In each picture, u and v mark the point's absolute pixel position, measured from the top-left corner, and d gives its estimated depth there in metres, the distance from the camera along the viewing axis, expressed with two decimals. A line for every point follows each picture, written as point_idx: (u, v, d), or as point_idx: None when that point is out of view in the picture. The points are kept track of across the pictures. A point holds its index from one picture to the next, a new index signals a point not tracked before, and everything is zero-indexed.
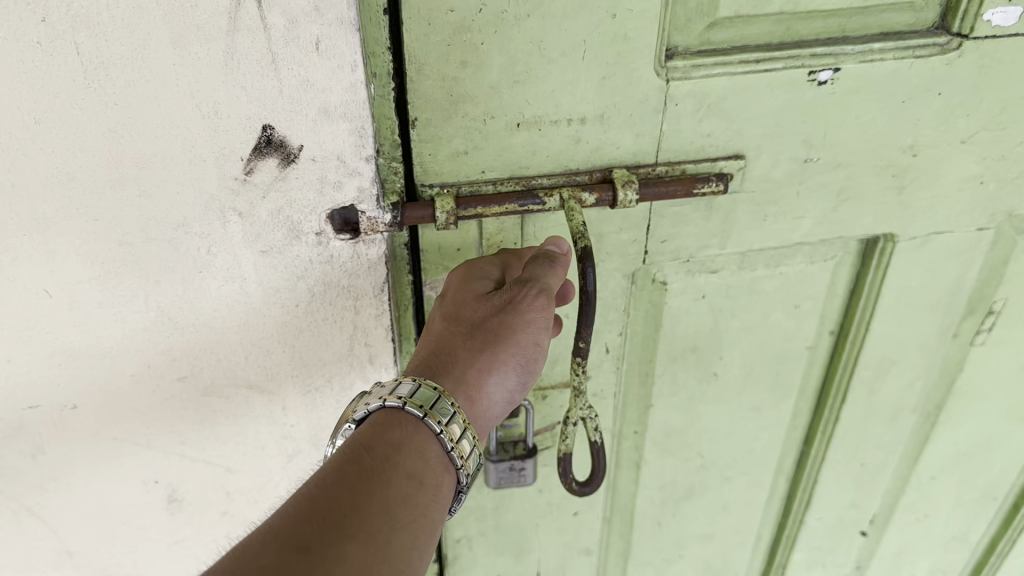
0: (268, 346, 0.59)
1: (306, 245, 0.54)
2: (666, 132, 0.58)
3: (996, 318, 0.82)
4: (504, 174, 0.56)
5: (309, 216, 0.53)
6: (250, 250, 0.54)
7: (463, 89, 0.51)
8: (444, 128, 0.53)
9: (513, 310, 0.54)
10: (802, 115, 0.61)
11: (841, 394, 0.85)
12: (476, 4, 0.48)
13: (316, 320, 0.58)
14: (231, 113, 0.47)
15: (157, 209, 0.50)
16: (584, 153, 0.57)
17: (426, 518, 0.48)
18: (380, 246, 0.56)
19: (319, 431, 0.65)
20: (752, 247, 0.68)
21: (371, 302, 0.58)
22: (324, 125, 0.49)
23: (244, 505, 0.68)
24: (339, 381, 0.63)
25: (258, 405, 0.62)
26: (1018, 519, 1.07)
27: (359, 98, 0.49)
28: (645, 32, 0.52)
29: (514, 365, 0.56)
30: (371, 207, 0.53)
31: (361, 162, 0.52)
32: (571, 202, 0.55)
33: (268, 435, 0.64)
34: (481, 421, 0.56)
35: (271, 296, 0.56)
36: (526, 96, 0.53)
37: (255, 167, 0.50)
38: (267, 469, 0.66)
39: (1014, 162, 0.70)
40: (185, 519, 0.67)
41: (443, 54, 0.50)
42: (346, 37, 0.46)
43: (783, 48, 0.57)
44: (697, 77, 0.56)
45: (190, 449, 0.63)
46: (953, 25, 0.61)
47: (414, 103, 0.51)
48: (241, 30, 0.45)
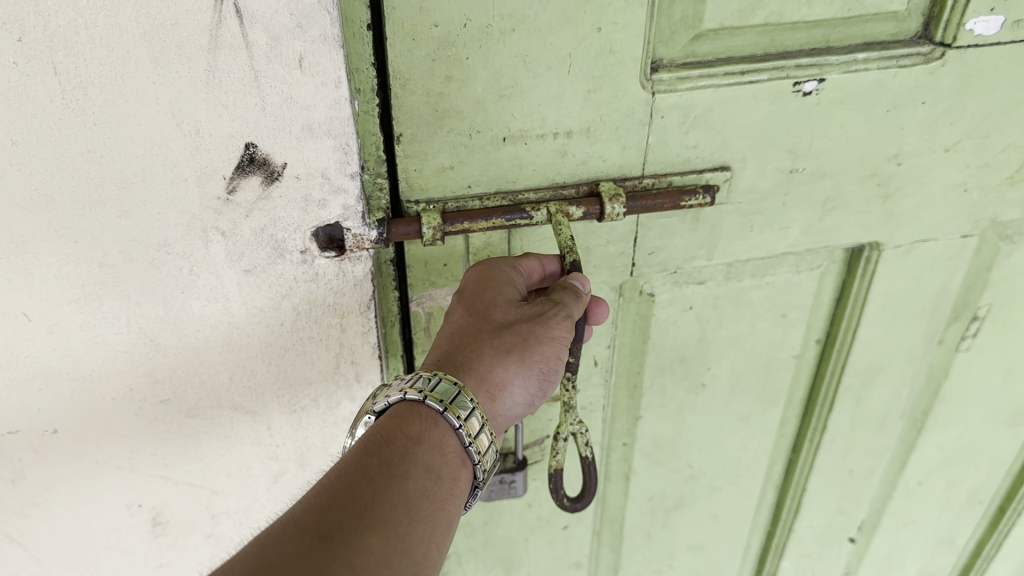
0: (253, 366, 0.58)
1: (291, 263, 0.54)
2: (652, 145, 0.57)
3: (981, 324, 0.83)
4: (490, 188, 0.55)
5: (294, 234, 0.52)
6: (233, 269, 0.53)
7: (449, 105, 0.50)
8: (429, 143, 0.52)
9: (541, 321, 0.53)
10: (787, 126, 0.61)
11: (829, 401, 0.85)
12: (462, 19, 0.47)
13: (301, 338, 0.58)
14: (213, 131, 0.47)
15: (138, 230, 0.49)
16: (570, 166, 0.56)
17: (443, 511, 0.47)
18: (366, 263, 0.55)
19: (306, 451, 0.65)
20: (739, 257, 0.68)
21: (357, 319, 0.58)
22: (308, 142, 0.49)
23: (230, 526, 0.67)
24: (326, 400, 0.62)
25: (242, 426, 0.62)
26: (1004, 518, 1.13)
27: (344, 115, 0.48)
28: (631, 46, 0.51)
29: (538, 374, 0.54)
30: (356, 224, 0.53)
31: (346, 179, 0.51)
32: (559, 216, 0.54)
33: (253, 456, 0.64)
34: (497, 421, 0.55)
35: (255, 315, 0.56)
36: (513, 111, 0.52)
37: (237, 186, 0.49)
38: (253, 491, 0.65)
39: (997, 169, 0.72)
40: (170, 541, 0.66)
41: (427, 69, 0.48)
42: (329, 53, 0.46)
43: (767, 59, 0.57)
44: (682, 90, 0.56)
45: (175, 471, 0.62)
46: (936, 34, 0.62)
47: (397, 118, 0.50)
48: (222, 48, 0.44)
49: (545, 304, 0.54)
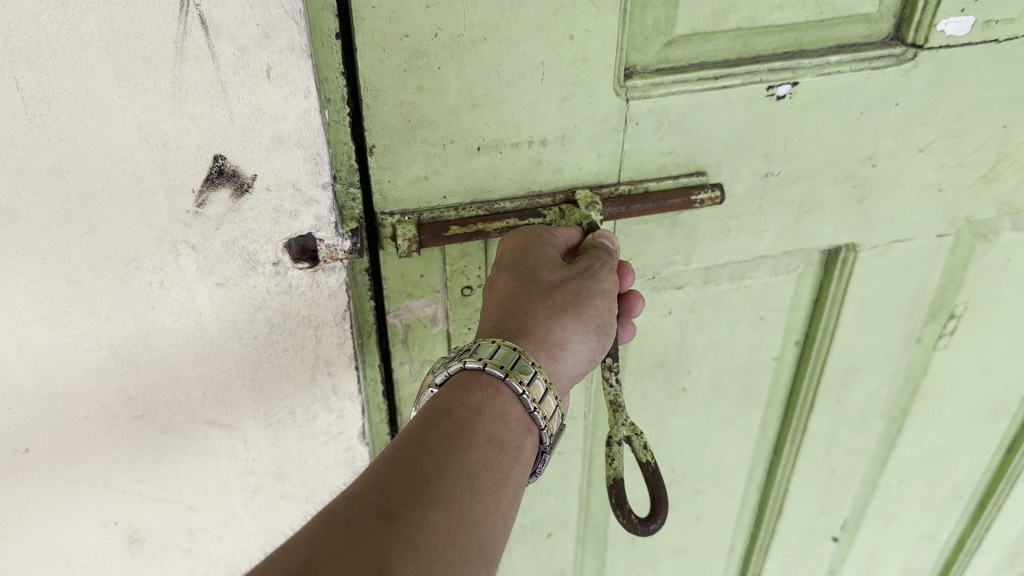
0: (227, 380, 0.58)
1: (263, 275, 0.54)
2: (627, 151, 0.56)
3: (957, 322, 0.87)
4: (466, 198, 0.53)
5: (266, 246, 0.53)
6: (205, 282, 0.53)
7: (422, 114, 0.48)
8: (402, 154, 0.49)
9: (591, 276, 0.50)
10: (761, 131, 0.61)
11: (809, 403, 0.85)
12: (433, 28, 0.46)
13: (275, 351, 0.58)
14: (181, 144, 0.46)
15: (107, 246, 0.49)
16: (546, 175, 0.55)
17: (508, 482, 0.44)
18: (340, 274, 0.56)
19: (283, 463, 0.65)
20: (716, 261, 0.67)
21: (332, 329, 0.58)
22: (277, 153, 0.49)
23: (208, 541, 0.67)
24: (302, 412, 0.62)
25: (218, 440, 0.61)
26: (985, 515, 1.24)
27: (313, 125, 0.49)
28: (604, 52, 0.51)
29: (596, 329, 0.51)
30: (329, 234, 0.53)
31: (318, 190, 0.51)
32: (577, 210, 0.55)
33: (229, 470, 0.63)
34: (560, 383, 0.50)
35: (228, 329, 0.55)
36: (487, 120, 0.50)
37: (206, 199, 0.49)
38: (231, 505, 0.65)
39: (969, 169, 0.74)
40: (147, 558, 0.66)
41: (399, 80, 0.47)
42: (297, 63, 0.46)
43: (740, 64, 0.58)
44: (656, 96, 0.55)
45: (151, 488, 0.62)
46: (907, 35, 0.64)
47: (369, 129, 0.48)
48: (189, 60, 0.44)
49: (590, 258, 0.50)
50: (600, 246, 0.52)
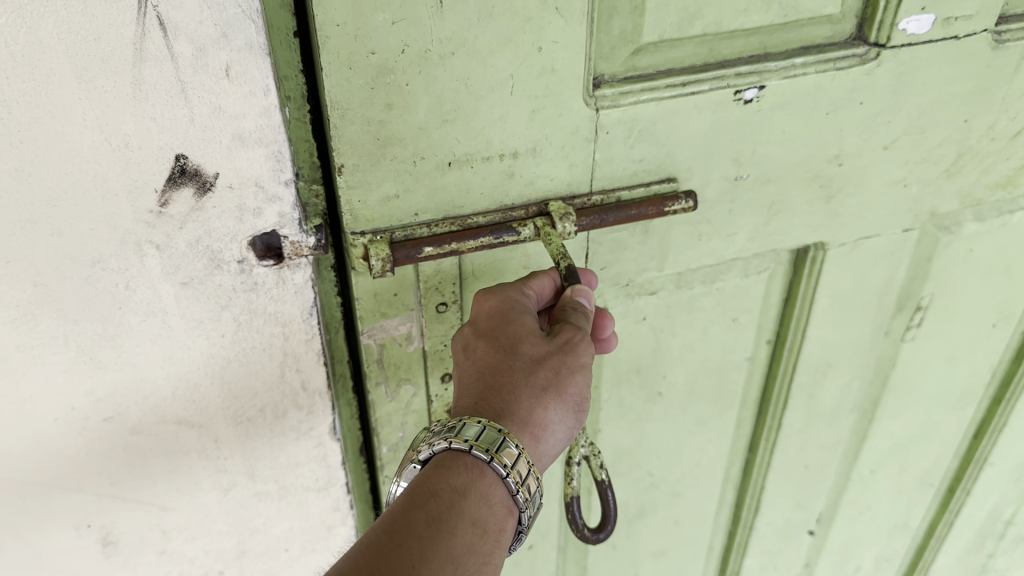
0: (196, 380, 0.57)
1: (228, 274, 0.53)
2: (598, 161, 0.56)
3: (923, 314, 0.90)
4: (438, 215, 0.52)
5: (230, 244, 0.52)
6: (170, 282, 0.52)
7: (391, 132, 0.47)
8: (372, 173, 0.48)
9: (572, 351, 0.50)
10: (730, 135, 0.61)
11: (782, 400, 0.85)
12: (399, 44, 0.45)
13: (243, 349, 0.57)
14: (143, 144, 0.46)
15: (71, 247, 0.48)
16: (518, 187, 0.54)
17: (490, 565, 0.45)
18: (305, 270, 0.55)
19: (255, 463, 0.64)
20: (688, 266, 0.67)
21: (299, 326, 0.58)
22: (239, 151, 0.49)
23: (183, 542, 0.65)
24: (272, 409, 0.61)
25: (189, 440, 0.60)
26: (953, 501, 1.26)
27: (274, 122, 0.49)
28: (573, 63, 0.51)
29: (575, 404, 0.52)
30: (293, 231, 0.53)
31: (280, 187, 0.51)
32: (547, 230, 0.53)
33: (201, 471, 0.62)
34: (541, 462, 0.51)
35: (195, 328, 0.55)
36: (457, 135, 0.50)
37: (169, 198, 0.49)
38: (205, 504, 0.64)
39: (932, 165, 0.76)
40: (121, 561, 0.64)
41: (366, 98, 0.46)
42: (256, 62, 0.46)
43: (706, 69, 0.58)
44: (625, 105, 0.55)
45: (123, 490, 0.60)
46: (870, 35, 0.64)
47: (337, 149, 0.47)
48: (148, 60, 0.43)
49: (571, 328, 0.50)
50: (576, 304, 0.51)
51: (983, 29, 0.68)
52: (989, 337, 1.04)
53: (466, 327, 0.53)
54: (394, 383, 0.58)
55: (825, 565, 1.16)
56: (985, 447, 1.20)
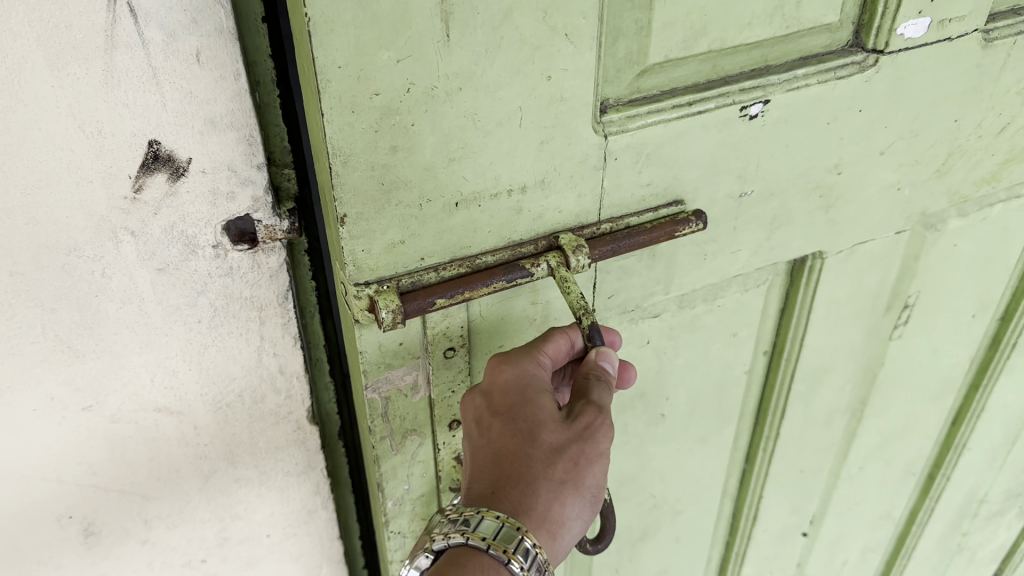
0: (174, 364, 0.60)
1: (203, 258, 0.55)
2: (607, 189, 0.53)
3: (910, 311, 0.89)
4: (445, 257, 0.48)
5: (204, 229, 0.54)
6: (146, 269, 0.54)
7: (396, 176, 0.44)
8: (377, 220, 0.45)
9: (590, 439, 0.48)
10: (736, 153, 0.58)
11: (780, 411, 0.83)
12: (404, 83, 0.41)
13: (220, 333, 0.60)
14: (116, 131, 0.48)
15: (48, 234, 0.51)
16: (527, 222, 0.51)
17: None
18: (278, 253, 0.57)
19: (234, 448, 0.67)
20: (693, 286, 0.64)
21: (275, 310, 0.60)
22: (210, 137, 0.50)
23: (163, 531, 0.70)
24: (250, 394, 0.64)
25: (168, 426, 0.63)
26: (935, 487, 1.27)
27: (244, 107, 0.50)
28: (582, 90, 0.48)
29: (590, 497, 0.50)
30: (266, 216, 0.55)
31: (253, 171, 0.53)
32: (562, 270, 0.50)
33: (182, 458, 0.66)
34: (556, 559, 0.49)
35: (171, 314, 0.57)
36: (464, 173, 0.46)
37: (143, 184, 0.51)
38: (185, 492, 0.68)
39: (924, 166, 0.74)
40: (104, 552, 0.69)
41: (370, 142, 0.42)
42: (225, 49, 0.48)
43: (711, 87, 0.55)
44: (633, 129, 0.52)
45: (104, 480, 0.64)
46: (867, 41, 0.62)
47: (340, 198, 0.43)
48: (119, 49, 0.45)
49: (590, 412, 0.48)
50: (600, 373, 0.49)
51: (974, 29, 0.67)
52: (968, 326, 1.05)
53: (479, 396, 0.50)
54: (400, 435, 0.55)
55: (816, 563, 1.15)
56: (964, 433, 1.21)
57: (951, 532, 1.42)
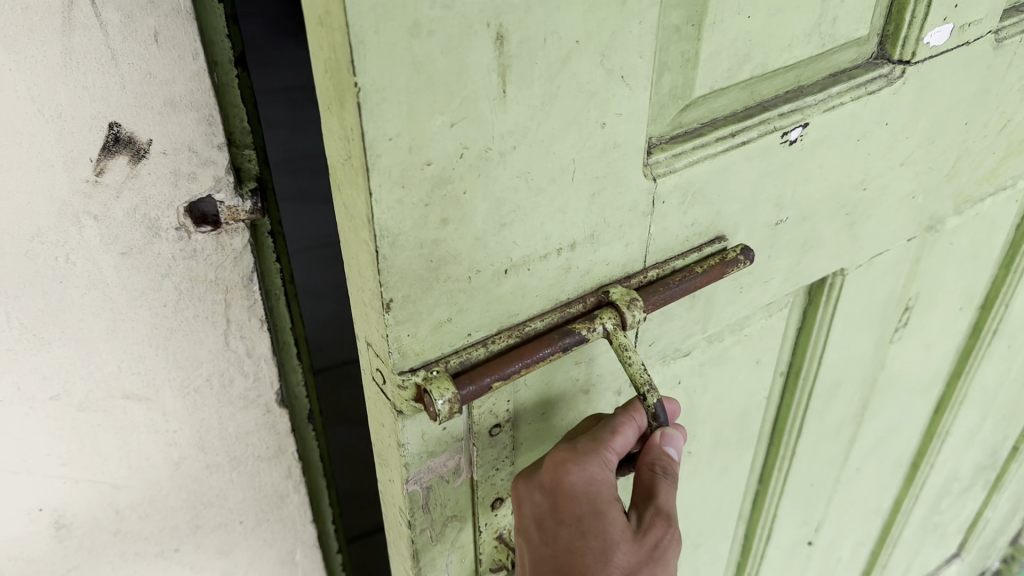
0: (140, 350, 0.59)
1: (167, 241, 0.54)
2: (654, 234, 0.48)
3: (910, 312, 0.87)
4: (493, 328, 0.43)
5: (167, 211, 0.53)
6: (110, 254, 0.53)
7: (446, 250, 0.38)
8: (425, 301, 0.39)
9: (661, 559, 0.45)
10: (775, 181, 0.54)
11: (796, 430, 0.80)
12: (458, 148, 0.36)
13: (186, 318, 0.59)
14: (76, 114, 0.47)
15: (9, 222, 0.49)
16: (575, 279, 0.45)
17: None
18: (242, 234, 0.56)
19: (204, 433, 0.66)
20: (727, 321, 0.60)
21: (240, 292, 0.59)
22: (170, 118, 0.49)
23: (135, 521, 0.68)
24: (218, 377, 0.63)
25: (137, 413, 0.62)
26: (918, 476, 1.26)
27: (204, 87, 0.49)
28: (634, 135, 0.43)
29: None
30: (228, 196, 0.54)
31: (214, 151, 0.52)
32: (619, 335, 0.46)
33: (150, 444, 0.64)
34: None
35: (136, 299, 0.56)
36: (515, 237, 0.41)
37: (105, 167, 0.50)
38: (157, 479, 0.67)
39: (935, 171, 0.72)
40: (75, 544, 0.68)
41: (420, 216, 0.36)
42: (183, 29, 0.47)
43: (751, 114, 0.51)
44: (680, 168, 0.48)
45: (73, 471, 0.63)
46: (894, 52, 0.59)
47: (386, 282, 0.37)
48: (77, 30, 0.44)
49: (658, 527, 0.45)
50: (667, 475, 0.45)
51: (988, 31, 0.65)
52: (956, 319, 1.04)
53: (539, 494, 0.46)
54: (441, 524, 0.49)
55: (814, 566, 1.14)
56: (945, 421, 1.21)
57: (929, 515, 1.42)
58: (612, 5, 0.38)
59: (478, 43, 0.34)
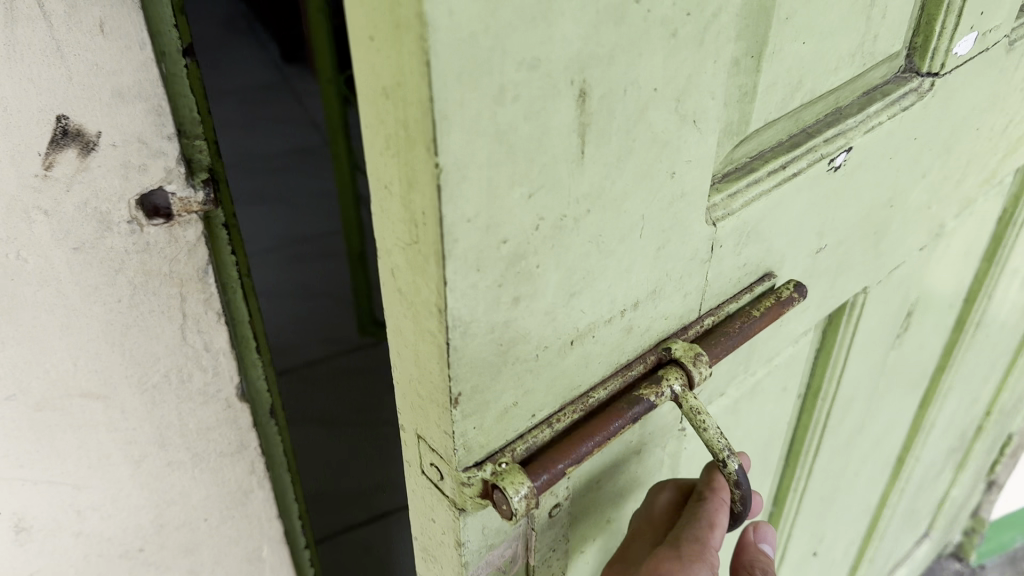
0: (96, 347, 0.49)
1: (119, 235, 0.46)
2: (710, 281, 0.44)
3: (911, 316, 0.86)
4: (556, 405, 0.38)
5: (118, 203, 0.45)
6: (58, 247, 0.45)
7: (516, 331, 0.33)
8: (493, 388, 0.34)
9: None
10: (817, 208, 0.51)
11: (812, 449, 0.78)
12: (534, 219, 0.31)
13: (143, 315, 0.49)
14: (15, 105, 0.40)
15: None
16: (637, 340, 0.41)
17: None
18: (197, 226, 0.48)
19: (166, 432, 0.56)
20: (763, 355, 0.57)
21: (198, 286, 0.50)
22: (119, 109, 0.42)
23: (100, 521, 0.58)
24: (177, 372, 0.53)
25: (96, 412, 0.52)
26: (903, 471, 1.26)
27: (154, 76, 0.42)
28: (701, 181, 0.39)
29: None
30: (181, 186, 0.46)
31: (165, 142, 0.44)
32: (690, 398, 0.41)
33: (112, 443, 0.54)
34: None
35: (89, 293, 0.47)
36: (584, 305, 0.36)
37: (52, 161, 0.42)
38: (117, 479, 0.56)
39: (947, 179, 0.70)
40: (35, 547, 0.57)
41: (493, 299, 0.31)
42: (132, 17, 0.40)
43: (798, 143, 0.48)
44: (736, 209, 0.44)
45: (26, 468, 0.52)
46: (922, 65, 0.57)
47: (455, 375, 0.32)
48: (18, 22, 0.38)
49: None
50: None
51: (1001, 36, 0.63)
52: (945, 316, 1.03)
53: None
54: None
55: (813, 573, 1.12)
56: (930, 415, 1.20)
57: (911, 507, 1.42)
58: (690, 47, 0.34)
59: (561, 103, 0.29)
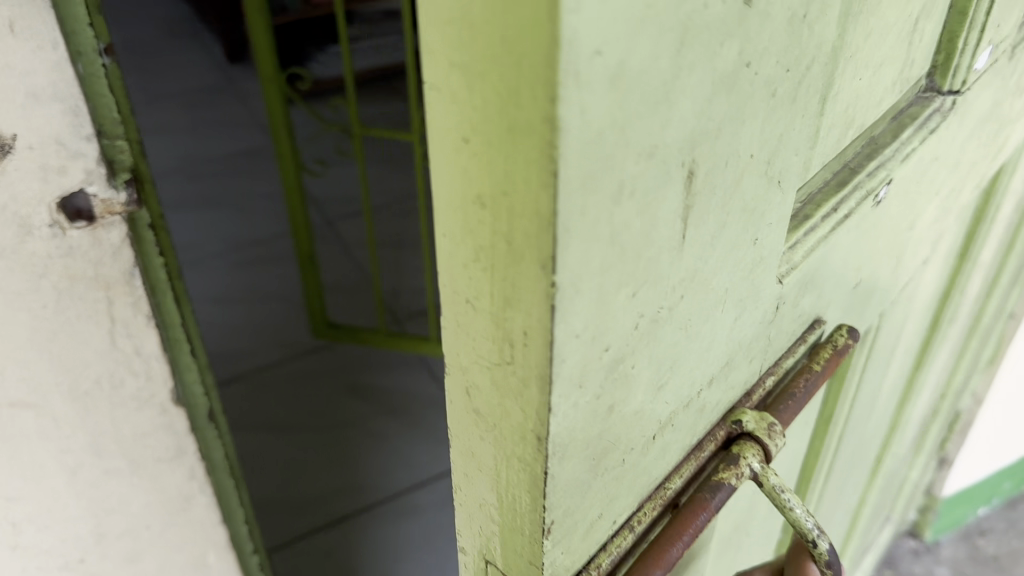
0: (18, 356, 0.44)
1: (39, 240, 0.41)
2: (772, 340, 0.40)
3: (904, 328, 0.84)
4: (637, 507, 0.34)
5: (36, 208, 0.40)
6: None
7: (608, 440, 0.29)
8: (582, 507, 0.29)
9: None
10: (860, 245, 0.48)
11: (820, 474, 0.75)
12: (636, 319, 0.27)
13: (67, 319, 0.44)
14: None
15: None
16: (709, 418, 0.37)
17: None
18: (122, 228, 0.43)
19: (101, 442, 0.50)
20: None
21: (124, 288, 0.45)
22: (31, 109, 0.38)
23: (33, 535, 0.52)
24: (108, 379, 0.48)
25: (22, 422, 0.46)
26: (882, 470, 1.25)
27: (67, 75, 0.38)
28: (778, 241, 0.35)
29: None
30: (102, 187, 0.41)
31: (83, 143, 0.40)
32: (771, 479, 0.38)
33: (42, 453, 0.48)
34: None
35: (4, 294, 0.42)
36: (668, 396, 0.32)
37: None
38: (49, 491, 0.50)
39: (953, 190, 0.68)
40: None
41: (590, 412, 0.27)
42: (40, 11, 0.36)
43: (845, 179, 0.44)
44: (796, 264, 0.40)
45: None
46: (943, 83, 0.54)
47: (546, 503, 0.27)
48: None
49: None
50: None
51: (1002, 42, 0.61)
52: (926, 319, 1.02)
53: None
54: None
55: None
56: (908, 413, 1.20)
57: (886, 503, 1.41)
58: (785, 104, 0.30)
59: (671, 188, 0.25)
